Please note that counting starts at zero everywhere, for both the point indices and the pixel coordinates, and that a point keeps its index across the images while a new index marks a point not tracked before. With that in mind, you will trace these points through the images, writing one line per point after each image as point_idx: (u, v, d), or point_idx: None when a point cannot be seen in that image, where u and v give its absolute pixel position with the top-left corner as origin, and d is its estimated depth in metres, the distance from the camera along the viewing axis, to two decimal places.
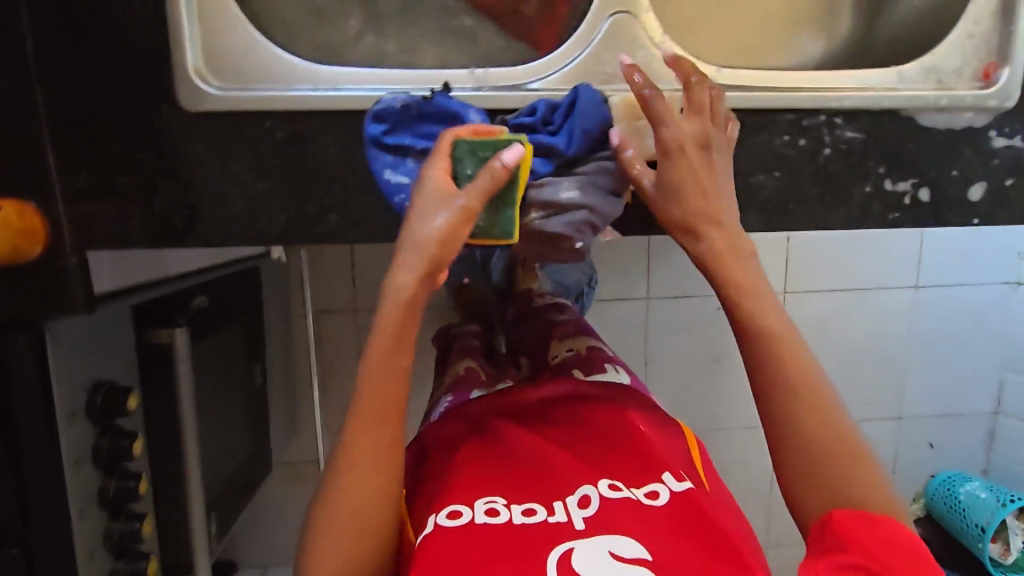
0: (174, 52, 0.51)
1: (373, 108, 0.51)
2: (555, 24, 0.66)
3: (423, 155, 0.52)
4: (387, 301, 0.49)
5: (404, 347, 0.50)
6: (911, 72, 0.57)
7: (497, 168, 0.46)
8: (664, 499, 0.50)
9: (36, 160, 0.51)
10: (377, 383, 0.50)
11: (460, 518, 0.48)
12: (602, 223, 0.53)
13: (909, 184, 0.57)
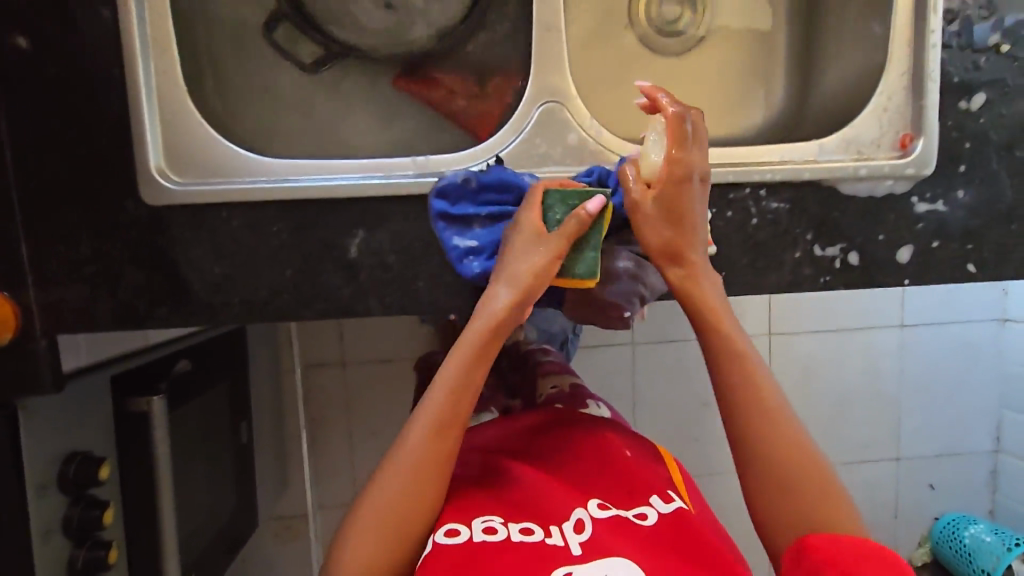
0: (135, 149, 0.53)
1: (436, 184, 0.54)
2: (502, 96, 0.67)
3: (489, 220, 0.55)
4: (476, 325, 0.51)
5: (475, 363, 0.52)
6: (834, 143, 0.59)
7: (584, 216, 0.51)
8: (653, 520, 0.50)
9: (8, 252, 0.53)
10: (447, 401, 0.51)
11: (458, 538, 0.47)
12: (652, 295, 0.58)
13: (837, 248, 0.59)
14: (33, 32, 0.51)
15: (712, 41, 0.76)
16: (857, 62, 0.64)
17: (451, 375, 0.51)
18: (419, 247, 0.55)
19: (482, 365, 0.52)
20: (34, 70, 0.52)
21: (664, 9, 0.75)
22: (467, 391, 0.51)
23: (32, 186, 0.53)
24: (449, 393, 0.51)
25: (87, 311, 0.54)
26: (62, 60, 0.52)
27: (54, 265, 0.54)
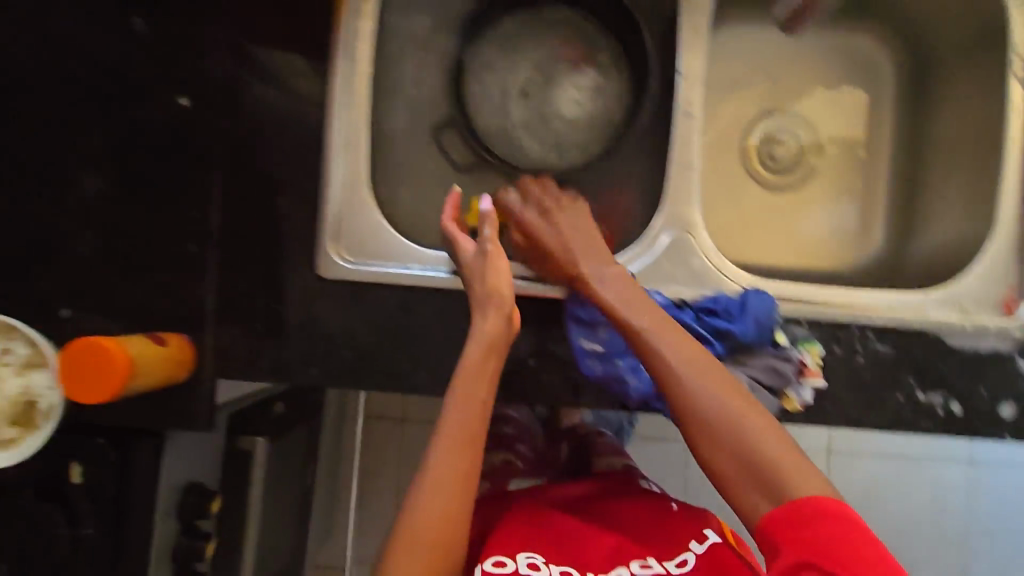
0: (318, 230, 0.61)
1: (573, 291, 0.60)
2: (625, 200, 0.69)
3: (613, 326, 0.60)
4: (473, 346, 0.55)
5: (476, 380, 0.55)
6: (940, 296, 0.63)
7: (485, 215, 0.60)
8: (693, 563, 0.55)
9: (195, 303, 0.61)
10: (461, 416, 0.54)
11: (507, 567, 0.51)
12: None
13: (940, 396, 0.61)
14: (258, 124, 0.62)
15: (817, 179, 0.79)
16: (963, 221, 0.69)
17: (463, 394, 0.54)
18: (546, 343, 0.61)
19: (488, 382, 0.55)
20: (252, 154, 0.62)
21: (772, 144, 0.78)
22: (473, 409, 0.54)
23: (227, 247, 0.62)
24: (467, 406, 0.54)
25: (248, 362, 0.61)
26: (276, 148, 0.62)
27: (230, 317, 0.61)
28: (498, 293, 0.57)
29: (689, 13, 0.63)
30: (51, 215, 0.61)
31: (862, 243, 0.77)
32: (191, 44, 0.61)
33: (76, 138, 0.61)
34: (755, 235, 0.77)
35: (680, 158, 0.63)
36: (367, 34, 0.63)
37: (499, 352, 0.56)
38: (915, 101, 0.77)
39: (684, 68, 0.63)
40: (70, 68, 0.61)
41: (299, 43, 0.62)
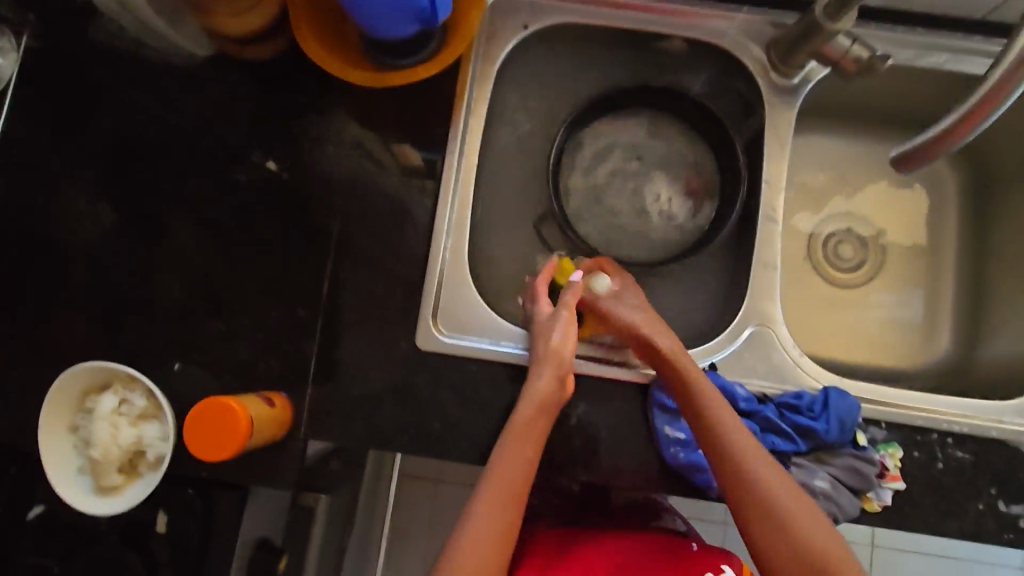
0: (421, 304, 0.65)
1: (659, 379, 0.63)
2: (704, 292, 0.72)
3: None
4: (523, 404, 0.58)
5: (526, 437, 0.57)
6: (1016, 406, 0.65)
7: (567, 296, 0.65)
8: None
9: (297, 364, 0.65)
10: (504, 479, 0.55)
11: None
12: (842, 517, 0.60)
13: (1022, 507, 0.61)
14: (373, 202, 0.67)
15: (883, 278, 0.81)
16: None
17: (508, 454, 0.56)
18: (630, 427, 0.63)
19: (536, 438, 0.57)
20: (364, 229, 0.67)
21: (837, 244, 0.82)
22: (515, 469, 0.56)
23: (332, 314, 0.65)
24: (510, 465, 0.56)
25: (341, 425, 0.64)
26: (387, 225, 0.67)
27: (327, 380, 0.64)
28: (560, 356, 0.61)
29: (774, 125, 0.69)
30: (175, 273, 0.67)
31: (929, 341, 0.79)
32: (321, 129, 0.68)
33: (207, 205, 0.67)
34: (820, 329, 0.80)
35: (762, 258, 0.67)
36: (477, 129, 0.69)
37: (550, 411, 0.59)
38: (979, 211, 0.80)
39: (767, 174, 0.68)
40: (210, 143, 0.68)
41: (416, 133, 0.68)
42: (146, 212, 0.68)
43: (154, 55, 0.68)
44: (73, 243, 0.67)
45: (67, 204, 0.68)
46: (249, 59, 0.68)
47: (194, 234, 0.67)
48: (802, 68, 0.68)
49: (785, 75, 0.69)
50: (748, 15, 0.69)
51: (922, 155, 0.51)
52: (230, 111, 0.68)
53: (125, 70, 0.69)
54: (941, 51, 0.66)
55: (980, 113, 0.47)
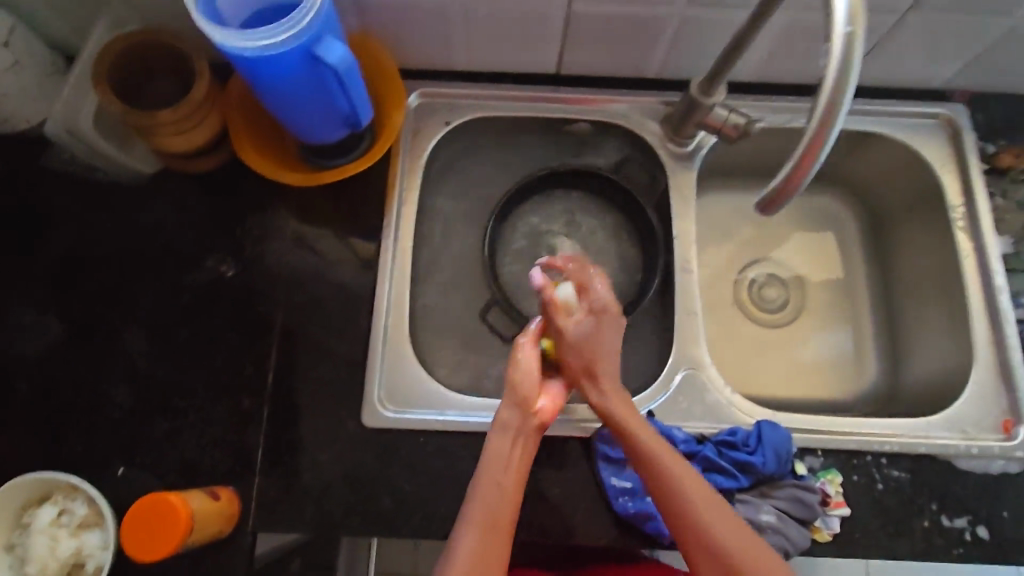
0: (365, 382, 0.67)
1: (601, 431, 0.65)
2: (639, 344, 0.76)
3: None
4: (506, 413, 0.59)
5: (497, 465, 0.56)
6: (942, 420, 0.68)
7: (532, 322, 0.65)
8: None
9: (245, 456, 0.65)
10: (483, 504, 0.54)
11: None
12: (792, 550, 0.61)
13: (965, 520, 0.63)
14: (316, 290, 0.71)
15: (806, 313, 0.87)
16: (945, 352, 0.75)
17: (484, 480, 0.55)
18: (579, 482, 0.64)
19: (516, 443, 0.57)
20: (309, 316, 0.70)
21: (761, 288, 0.88)
22: (494, 495, 0.55)
23: (279, 401, 0.67)
24: (487, 491, 0.55)
25: (293, 514, 0.63)
26: (331, 310, 0.71)
27: (275, 469, 0.64)
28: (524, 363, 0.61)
29: (678, 189, 0.77)
30: (122, 378, 0.68)
31: (861, 366, 0.83)
32: (263, 228, 0.73)
33: (154, 309, 0.70)
34: (756, 368, 0.84)
35: (683, 305, 0.72)
36: (410, 215, 0.75)
37: (526, 441, 0.58)
38: (878, 246, 0.88)
39: (677, 231, 0.75)
40: (157, 251, 0.72)
41: (355, 224, 0.74)
42: (92, 322, 0.70)
43: (101, 176, 0.74)
44: (18, 360, 0.68)
45: (14, 321, 0.70)
46: (193, 171, 0.73)
47: (140, 339, 0.69)
48: (693, 136, 0.77)
49: (680, 143, 0.78)
50: (641, 98, 0.79)
51: (779, 197, 0.47)
52: (176, 220, 0.73)
53: (74, 192, 0.74)
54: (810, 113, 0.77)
55: (815, 148, 0.43)
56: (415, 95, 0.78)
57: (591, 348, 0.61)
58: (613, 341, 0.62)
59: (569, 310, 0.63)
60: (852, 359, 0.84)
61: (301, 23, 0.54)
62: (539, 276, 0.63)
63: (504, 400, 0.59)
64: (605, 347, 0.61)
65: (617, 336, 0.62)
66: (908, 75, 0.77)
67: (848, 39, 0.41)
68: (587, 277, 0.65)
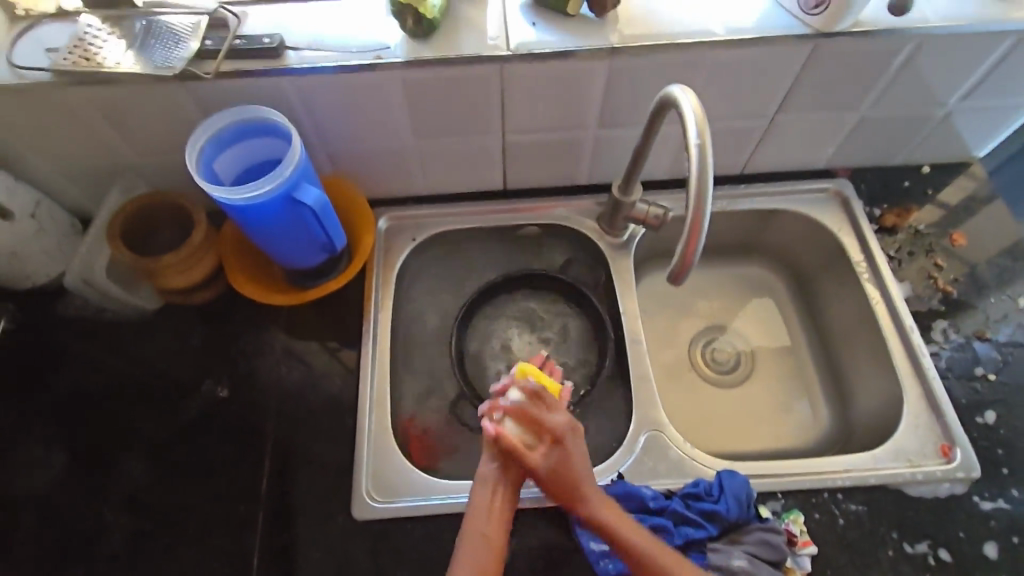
0: (353, 478, 0.72)
1: None
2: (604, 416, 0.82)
3: None
4: (478, 522, 0.60)
5: (481, 515, 0.61)
6: (886, 451, 0.73)
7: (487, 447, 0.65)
8: None
9: (244, 565, 0.69)
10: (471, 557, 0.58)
11: None
12: None
13: (926, 544, 0.67)
14: (304, 398, 0.78)
15: (756, 370, 0.95)
16: (880, 391, 0.83)
17: (471, 530, 0.60)
18: (560, 550, 0.67)
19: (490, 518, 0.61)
20: (298, 422, 0.77)
21: (712, 352, 0.97)
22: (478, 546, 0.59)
23: (272, 506, 0.72)
24: (475, 541, 0.59)
25: None
26: (319, 414, 0.77)
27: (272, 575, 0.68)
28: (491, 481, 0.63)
29: (619, 273, 0.89)
30: (125, 502, 0.73)
31: (814, 413, 0.90)
32: (253, 347, 0.82)
33: (155, 432, 0.76)
34: (719, 427, 0.90)
35: (637, 374, 0.80)
36: (385, 320, 0.85)
37: (506, 500, 0.62)
38: (808, 303, 0.98)
39: (624, 309, 0.86)
40: (157, 379, 0.80)
41: (337, 335, 0.83)
42: (96, 451, 0.75)
43: (108, 317, 0.83)
44: (24, 497, 0.73)
45: (24, 460, 0.75)
46: (192, 303, 0.83)
47: (141, 462, 0.75)
48: (625, 228, 0.89)
49: (615, 235, 0.90)
50: (577, 201, 0.92)
51: (682, 270, 0.59)
52: (175, 349, 0.81)
53: (82, 334, 0.82)
54: (722, 199, 0.92)
55: (697, 230, 0.56)
56: (384, 219, 0.91)
57: (562, 477, 0.62)
58: (581, 462, 0.63)
59: (530, 446, 0.63)
60: (804, 407, 0.91)
61: (282, 176, 0.66)
62: (490, 423, 0.63)
63: (477, 492, 0.62)
64: (574, 472, 0.62)
65: (583, 447, 0.64)
66: (794, 160, 0.92)
67: (701, 146, 0.55)
68: (540, 410, 0.64)
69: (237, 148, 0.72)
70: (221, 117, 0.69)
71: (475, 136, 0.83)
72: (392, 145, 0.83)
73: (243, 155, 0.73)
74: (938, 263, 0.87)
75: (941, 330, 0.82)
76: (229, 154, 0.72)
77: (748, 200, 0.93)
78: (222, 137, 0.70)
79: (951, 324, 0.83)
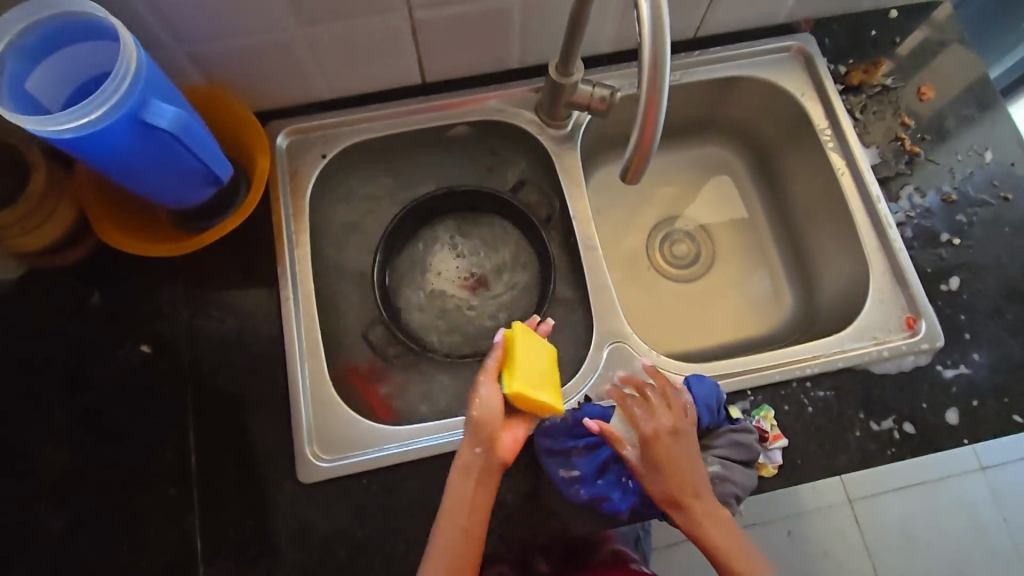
0: (295, 439, 0.65)
1: (539, 426, 0.65)
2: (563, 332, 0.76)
3: (584, 449, 0.64)
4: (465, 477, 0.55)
5: (460, 509, 0.54)
6: (850, 333, 0.71)
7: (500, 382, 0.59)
8: None
9: (188, 547, 0.63)
10: (449, 556, 0.53)
11: None
12: (743, 492, 0.62)
13: (891, 420, 0.67)
14: (224, 358, 0.69)
15: (709, 247, 0.90)
16: (844, 271, 0.79)
17: (448, 528, 0.54)
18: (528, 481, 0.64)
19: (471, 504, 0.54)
20: (222, 386, 0.68)
21: (671, 245, 0.90)
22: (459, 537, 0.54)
23: (209, 482, 0.65)
24: (454, 540, 0.53)
25: None
26: (244, 374, 0.68)
27: (223, 552, 0.63)
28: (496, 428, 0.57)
29: (566, 170, 0.78)
30: (34, 500, 0.64)
31: (768, 281, 0.88)
32: (152, 308, 0.69)
33: (52, 420, 0.66)
34: (682, 324, 0.86)
35: (596, 284, 0.73)
36: (304, 258, 0.73)
37: (487, 481, 0.55)
38: (768, 180, 0.90)
39: (574, 212, 0.76)
40: (41, 360, 0.67)
41: (249, 280, 0.71)
42: None
43: None
44: None
45: None
46: (59, 266, 0.69)
47: (47, 456, 0.65)
48: (568, 116, 0.77)
49: (558, 126, 0.78)
50: (510, 89, 0.79)
51: (638, 165, 0.49)
52: (55, 321, 0.68)
53: None
54: (674, 71, 0.80)
55: (654, 113, 0.45)
56: (283, 135, 0.76)
57: (672, 475, 0.58)
58: (689, 459, 0.59)
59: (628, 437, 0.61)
60: (760, 277, 0.89)
61: (116, 94, 0.51)
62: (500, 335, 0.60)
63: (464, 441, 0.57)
64: (680, 469, 0.58)
65: (691, 449, 0.60)
66: (753, 16, 0.79)
67: (653, 2, 0.43)
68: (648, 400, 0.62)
69: (54, 60, 0.54)
70: (15, 16, 0.51)
71: (374, 17, 0.66)
72: (273, 39, 0.66)
73: (65, 69, 0.56)
74: (905, 122, 0.80)
75: (907, 197, 0.77)
76: (45, 70, 0.54)
77: (703, 69, 0.81)
78: (27, 48, 0.52)
79: (918, 188, 0.77)
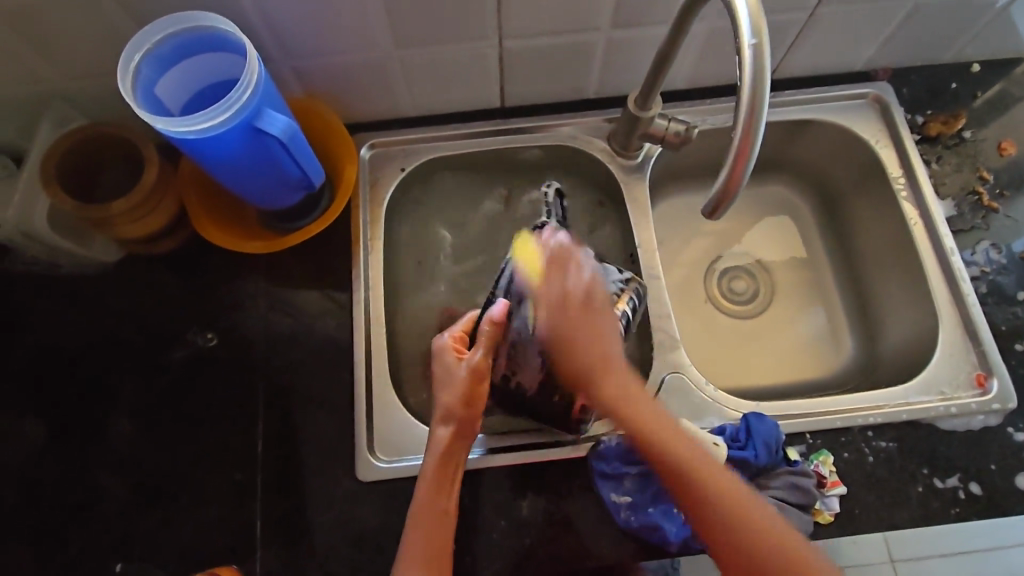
0: (357, 438, 0.68)
1: (594, 448, 0.66)
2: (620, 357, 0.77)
3: (638, 476, 0.65)
4: (429, 457, 0.61)
5: (439, 488, 0.59)
6: (916, 385, 0.69)
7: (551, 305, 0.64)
8: None
9: (247, 532, 0.66)
10: (426, 533, 0.57)
11: None
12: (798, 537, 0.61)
13: (956, 479, 0.66)
14: (294, 353, 0.72)
15: (765, 276, 0.90)
16: (910, 322, 0.78)
17: (426, 506, 0.58)
18: (580, 502, 0.65)
19: (442, 484, 0.59)
20: (292, 379, 0.71)
21: (730, 280, 0.90)
22: None
23: (271, 470, 0.67)
24: (430, 516, 0.57)
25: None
26: (313, 369, 0.71)
27: (279, 541, 0.65)
28: (453, 405, 0.61)
29: (633, 199, 0.80)
30: (109, 470, 0.68)
31: (823, 314, 0.87)
32: (232, 300, 0.74)
33: (134, 397, 0.70)
34: (737, 361, 0.85)
35: (657, 312, 0.74)
36: (377, 264, 0.76)
37: (448, 461, 0.60)
38: (833, 223, 0.89)
39: (640, 241, 0.78)
40: (129, 339, 0.72)
41: (325, 280, 0.75)
42: (73, 420, 0.69)
43: (64, 273, 0.74)
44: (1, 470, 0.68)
45: None
46: (143, 256, 0.74)
47: (126, 430, 0.69)
48: (639, 147, 0.79)
49: (629, 156, 0.80)
50: (585, 118, 0.81)
51: (722, 202, 0.50)
52: (145, 305, 0.73)
53: (42, 291, 0.73)
54: None
55: (746, 149, 0.46)
56: (367, 146, 0.80)
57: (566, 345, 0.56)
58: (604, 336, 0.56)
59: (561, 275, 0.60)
60: (813, 312, 0.88)
61: (238, 103, 0.55)
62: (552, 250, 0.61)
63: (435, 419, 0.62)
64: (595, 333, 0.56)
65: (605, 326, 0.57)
66: (831, 62, 0.80)
67: (756, 51, 0.45)
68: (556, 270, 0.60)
69: (181, 68, 0.60)
70: (155, 29, 0.56)
71: (469, 44, 0.70)
72: (372, 60, 0.70)
73: (190, 75, 0.61)
74: (984, 176, 0.79)
75: (983, 252, 0.76)
76: (173, 76, 0.60)
77: (777, 111, 0.82)
78: (162, 56, 0.58)
79: (994, 244, 0.76)
